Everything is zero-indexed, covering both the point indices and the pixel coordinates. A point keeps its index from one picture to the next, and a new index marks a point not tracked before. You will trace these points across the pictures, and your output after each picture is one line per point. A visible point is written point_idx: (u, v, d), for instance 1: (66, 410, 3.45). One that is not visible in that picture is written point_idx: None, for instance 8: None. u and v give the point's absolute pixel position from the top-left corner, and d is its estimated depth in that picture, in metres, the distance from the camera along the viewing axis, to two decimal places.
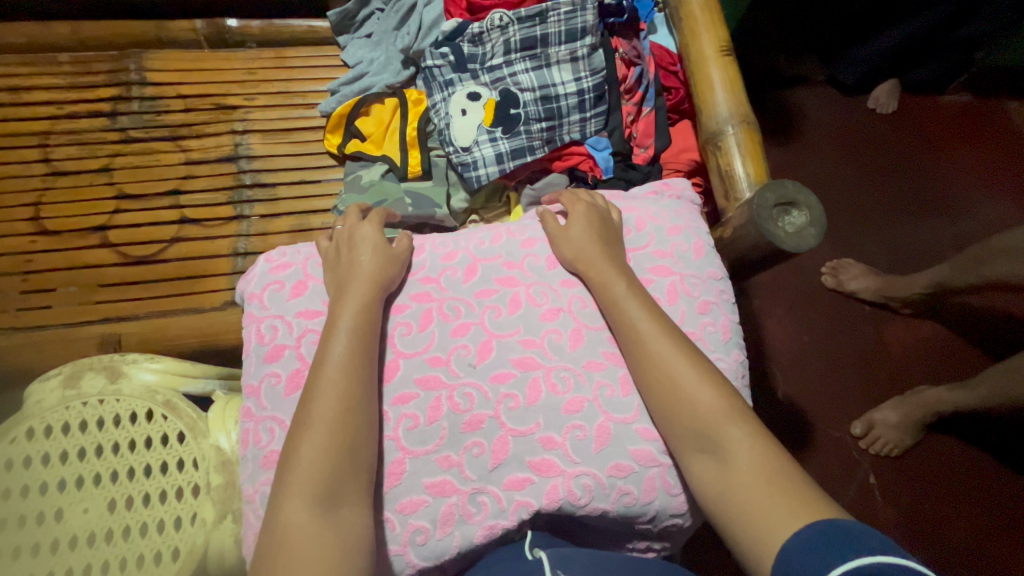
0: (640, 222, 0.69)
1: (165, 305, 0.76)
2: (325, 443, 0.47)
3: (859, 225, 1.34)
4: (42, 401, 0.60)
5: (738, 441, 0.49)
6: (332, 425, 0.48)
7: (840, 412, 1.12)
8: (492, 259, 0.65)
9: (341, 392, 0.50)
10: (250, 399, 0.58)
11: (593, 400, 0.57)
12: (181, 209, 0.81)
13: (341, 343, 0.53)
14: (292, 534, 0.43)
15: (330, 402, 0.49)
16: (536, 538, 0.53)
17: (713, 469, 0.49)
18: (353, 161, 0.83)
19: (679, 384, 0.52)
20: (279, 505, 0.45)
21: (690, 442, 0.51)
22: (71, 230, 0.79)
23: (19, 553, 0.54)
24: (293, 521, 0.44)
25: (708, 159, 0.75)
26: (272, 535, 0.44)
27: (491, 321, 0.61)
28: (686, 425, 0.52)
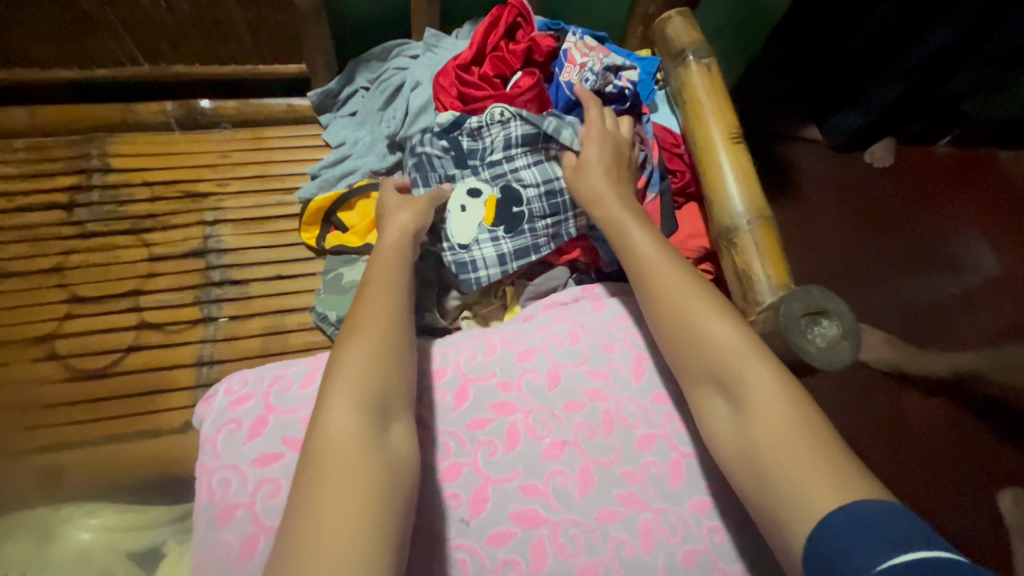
0: None
1: (115, 427, 0.67)
2: (367, 352, 0.45)
3: (869, 287, 1.28)
4: None
5: (761, 380, 0.44)
6: (376, 338, 0.46)
7: None
8: (486, 379, 0.57)
9: (382, 308, 0.49)
10: (196, 574, 0.48)
11: (609, 564, 0.48)
12: (140, 311, 0.73)
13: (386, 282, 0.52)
14: (337, 441, 0.40)
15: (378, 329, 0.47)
16: None
17: (726, 415, 0.46)
18: (334, 255, 0.76)
19: (687, 304, 0.50)
20: (323, 409, 0.42)
21: (698, 373, 0.48)
22: (14, 339, 0.70)
23: None
24: (337, 426, 0.40)
25: (723, 253, 0.69)
26: (313, 446, 0.40)
27: (485, 461, 0.52)
28: (698, 356, 0.48)
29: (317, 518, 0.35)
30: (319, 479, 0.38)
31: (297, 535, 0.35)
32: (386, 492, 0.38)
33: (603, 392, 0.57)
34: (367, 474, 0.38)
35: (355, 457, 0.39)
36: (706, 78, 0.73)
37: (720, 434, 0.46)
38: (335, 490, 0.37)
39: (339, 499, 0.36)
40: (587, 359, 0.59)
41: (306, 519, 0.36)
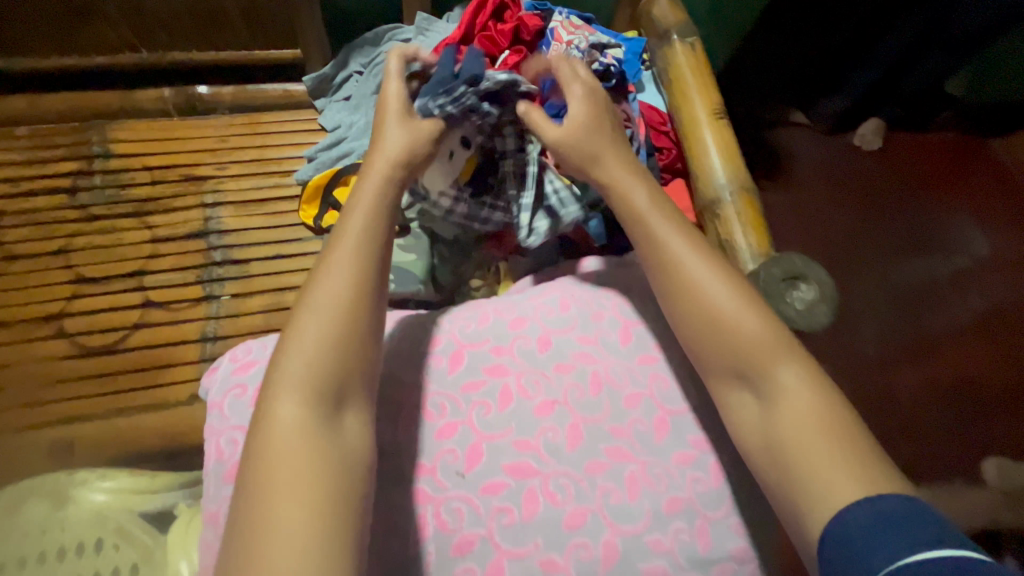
0: (637, 296, 0.63)
1: (124, 401, 0.70)
2: (323, 334, 0.42)
3: (855, 267, 1.32)
4: None
5: (787, 384, 0.45)
6: (335, 315, 0.43)
7: None
8: (480, 343, 0.58)
9: (347, 280, 0.44)
10: (208, 527, 0.51)
11: (597, 511, 0.49)
12: (145, 291, 0.75)
13: (347, 246, 0.46)
14: (284, 440, 0.39)
15: (334, 306, 0.43)
16: None
17: (752, 407, 0.47)
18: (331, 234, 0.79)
19: (714, 292, 0.49)
20: (274, 400, 0.40)
21: (722, 364, 0.48)
22: (24, 319, 0.72)
23: None
24: (288, 419, 0.39)
25: (707, 225, 0.71)
26: (260, 438, 0.39)
27: (479, 419, 0.53)
28: (719, 351, 0.48)
29: (262, 522, 0.35)
30: (266, 475, 0.37)
31: (242, 534, 0.35)
32: (337, 494, 0.37)
33: (592, 355, 0.58)
34: (318, 475, 0.37)
35: (304, 456, 0.38)
36: (691, 57, 0.75)
37: (742, 424, 0.47)
38: (283, 490, 0.36)
39: (285, 501, 0.36)
40: (576, 326, 0.60)
41: (247, 517, 0.36)
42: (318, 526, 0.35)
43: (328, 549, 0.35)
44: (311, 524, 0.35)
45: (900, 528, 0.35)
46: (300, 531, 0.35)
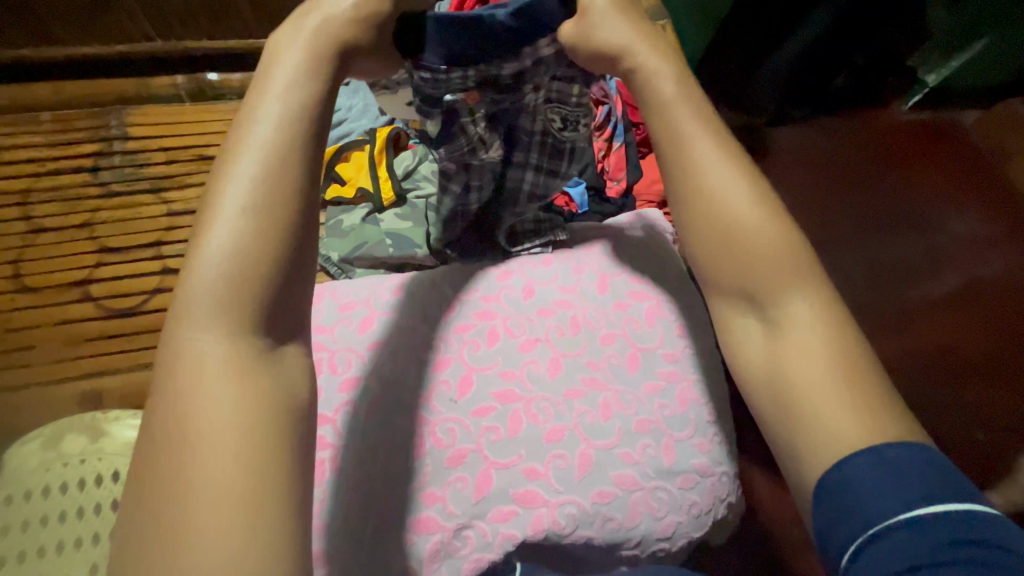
0: (613, 250, 0.70)
1: (148, 358, 0.76)
2: (238, 255, 0.37)
3: None
4: (22, 465, 0.59)
5: (799, 311, 0.46)
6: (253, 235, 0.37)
7: None
8: (470, 294, 0.65)
9: (260, 193, 0.38)
10: None
11: (574, 428, 0.55)
12: (163, 259, 0.82)
13: (253, 166, 0.39)
14: (201, 391, 0.34)
15: (245, 241, 0.37)
16: (525, 567, 0.50)
17: (760, 335, 0.47)
18: (334, 205, 0.85)
19: (731, 218, 0.49)
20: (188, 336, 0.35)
21: (728, 289, 0.50)
22: (51, 285, 0.79)
23: None
24: (204, 355, 0.35)
25: None
26: (167, 392, 0.34)
27: (469, 355, 0.59)
28: (728, 265, 0.49)
29: (184, 476, 0.31)
30: (181, 431, 0.33)
31: (156, 498, 0.31)
32: (272, 443, 0.34)
33: (571, 302, 0.64)
34: (247, 426, 0.33)
35: (227, 407, 0.33)
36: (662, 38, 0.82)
37: (748, 353, 0.48)
38: (204, 446, 0.32)
39: (206, 458, 0.32)
40: (557, 278, 0.66)
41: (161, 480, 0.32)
42: (250, 480, 0.32)
43: (266, 502, 0.32)
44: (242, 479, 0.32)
45: (915, 485, 0.37)
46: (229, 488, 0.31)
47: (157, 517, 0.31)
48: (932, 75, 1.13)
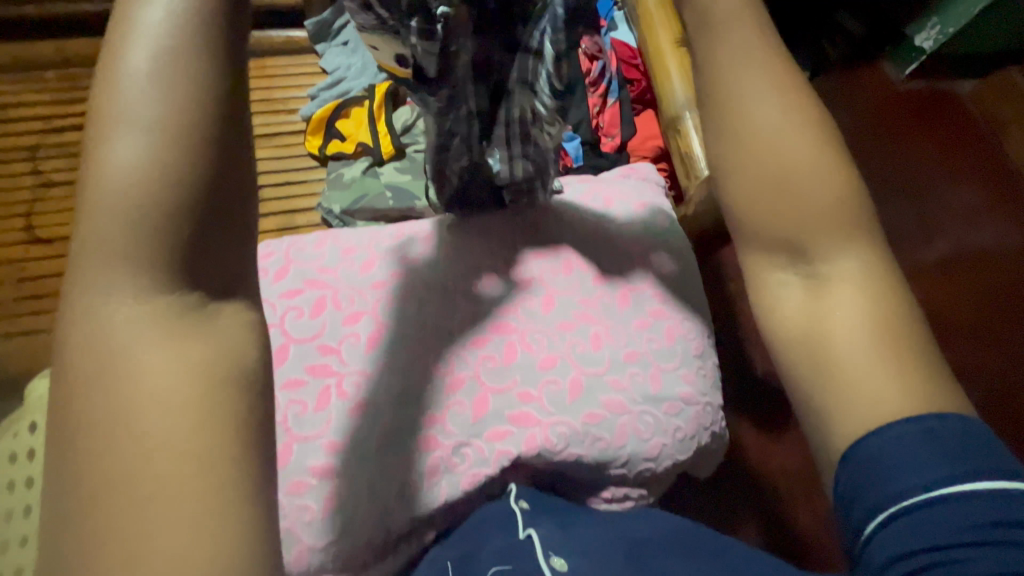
0: (607, 199, 0.73)
1: None
2: (153, 187, 0.27)
3: None
4: (44, 396, 0.62)
5: (848, 270, 0.36)
6: (166, 157, 0.27)
7: None
8: (468, 238, 0.67)
9: (166, 102, 0.27)
10: None
11: (566, 356, 0.59)
12: None
13: (143, 69, 0.27)
14: (121, 370, 0.25)
15: (156, 163, 0.27)
16: (521, 490, 0.54)
17: (799, 293, 0.38)
18: (336, 161, 0.87)
19: (779, 154, 0.37)
20: (106, 297, 0.26)
21: (767, 242, 0.39)
22: (63, 237, 0.81)
23: (23, 541, 0.55)
24: (125, 322, 0.26)
25: (671, 145, 0.81)
26: (78, 372, 0.26)
27: (467, 293, 0.62)
28: (770, 219, 0.38)
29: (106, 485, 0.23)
30: (96, 418, 0.24)
31: (78, 504, 0.23)
32: (223, 421, 0.25)
33: (566, 245, 0.67)
34: (189, 405, 0.25)
35: (156, 383, 0.25)
36: None
37: (788, 315, 0.38)
38: (130, 439, 0.24)
39: (138, 457, 0.24)
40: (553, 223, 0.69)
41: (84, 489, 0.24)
42: (198, 474, 0.24)
43: (221, 493, 0.24)
44: (189, 472, 0.24)
45: (953, 455, 0.30)
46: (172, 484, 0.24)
47: (77, 529, 0.23)
48: (930, 42, 1.26)
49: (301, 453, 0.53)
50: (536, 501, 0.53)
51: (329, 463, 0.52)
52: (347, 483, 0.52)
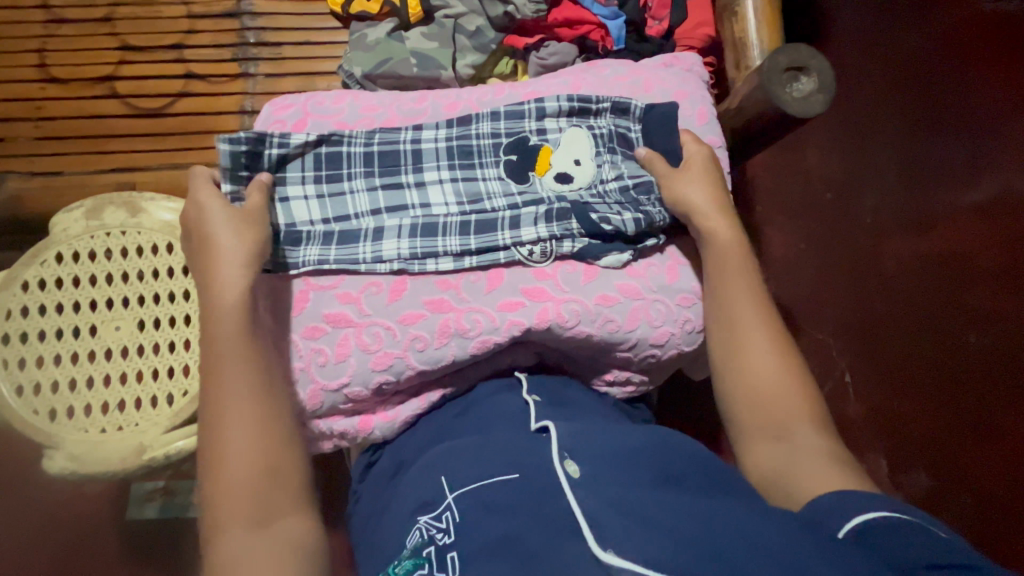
0: (646, 84, 0.67)
1: (178, 159, 0.79)
2: (250, 429, 0.48)
3: (900, 134, 1.14)
4: (68, 230, 0.63)
5: (809, 441, 0.50)
6: (251, 415, 0.48)
7: (828, 318, 1.07)
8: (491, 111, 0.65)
9: (252, 391, 0.49)
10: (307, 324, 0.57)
11: (569, 266, 0.58)
12: (185, 63, 0.80)
13: (243, 379, 0.49)
14: (222, 486, 0.46)
15: (247, 412, 0.48)
16: (527, 382, 0.58)
17: (777, 452, 0.51)
18: (357, 21, 0.80)
19: (761, 373, 0.53)
20: (221, 497, 0.46)
21: (761, 427, 0.52)
22: (78, 79, 0.79)
23: (49, 360, 0.59)
24: (240, 537, 0.44)
25: (724, 30, 0.74)
26: (222, 552, 0.44)
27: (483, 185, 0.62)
28: (754, 414, 0.53)
29: None
30: None
31: None
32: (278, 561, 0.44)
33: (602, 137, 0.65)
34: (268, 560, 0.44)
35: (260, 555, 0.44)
36: None
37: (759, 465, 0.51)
38: None
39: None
40: None
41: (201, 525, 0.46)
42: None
43: None
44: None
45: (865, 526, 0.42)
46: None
47: None
48: None
49: (317, 300, 0.56)
50: (547, 396, 0.56)
51: (345, 314, 0.55)
52: (359, 333, 0.55)
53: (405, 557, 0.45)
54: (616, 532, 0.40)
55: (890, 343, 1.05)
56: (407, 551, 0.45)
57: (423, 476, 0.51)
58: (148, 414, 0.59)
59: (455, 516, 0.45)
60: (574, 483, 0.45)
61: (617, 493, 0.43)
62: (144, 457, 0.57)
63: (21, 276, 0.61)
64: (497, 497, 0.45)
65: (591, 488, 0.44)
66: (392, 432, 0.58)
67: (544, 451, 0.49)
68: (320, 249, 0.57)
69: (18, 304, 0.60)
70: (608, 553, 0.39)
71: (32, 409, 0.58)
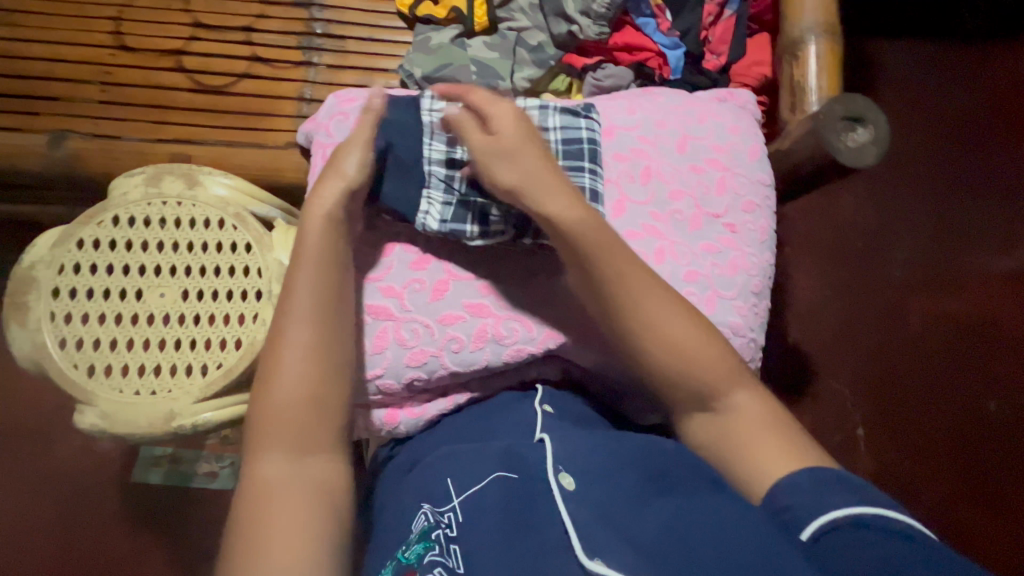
0: (701, 115, 0.68)
1: (232, 137, 0.81)
2: (306, 362, 0.49)
3: (936, 194, 1.14)
4: (127, 194, 0.65)
5: (746, 403, 0.49)
6: (310, 348, 0.50)
7: (848, 368, 1.06)
8: (630, 128, 0.66)
9: (315, 326, 0.50)
10: (387, 298, 0.57)
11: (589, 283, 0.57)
12: (252, 46, 0.82)
13: (310, 312, 0.51)
14: (270, 412, 0.48)
15: (308, 345, 0.50)
16: (546, 394, 0.58)
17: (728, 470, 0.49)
18: (423, 24, 0.82)
19: (675, 335, 0.50)
20: (267, 421, 0.48)
21: (689, 398, 0.50)
22: (149, 49, 0.81)
23: (92, 319, 0.61)
24: (275, 462, 0.47)
25: (783, 71, 0.74)
26: (257, 474, 0.47)
27: (625, 185, 0.62)
28: (685, 392, 0.50)
29: (264, 545, 0.43)
30: (253, 529, 0.44)
31: (235, 539, 0.44)
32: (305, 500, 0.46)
33: (721, 163, 0.65)
34: (298, 493, 0.46)
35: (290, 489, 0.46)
36: None
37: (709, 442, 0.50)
38: (265, 529, 0.44)
39: (277, 512, 0.45)
40: (639, 127, 0.66)
41: (244, 436, 0.49)
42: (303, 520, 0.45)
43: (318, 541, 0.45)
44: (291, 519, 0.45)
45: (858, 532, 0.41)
46: (296, 529, 0.44)
47: (241, 547, 0.44)
48: None
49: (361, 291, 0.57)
50: (558, 406, 0.56)
51: (386, 306, 0.56)
52: (398, 327, 0.56)
53: (415, 542, 0.46)
54: (602, 544, 0.42)
55: (906, 400, 1.04)
56: (414, 534, 0.47)
57: (427, 473, 0.51)
58: (181, 382, 0.60)
59: (458, 515, 0.47)
60: (568, 495, 0.45)
61: (607, 513, 0.44)
62: (172, 424, 0.59)
63: (76, 234, 0.63)
64: (490, 496, 0.47)
65: (588, 507, 0.44)
66: (416, 428, 0.59)
67: (536, 461, 0.49)
68: (444, 204, 0.56)
69: (70, 260, 0.62)
70: (593, 563, 0.41)
71: (72, 363, 0.59)
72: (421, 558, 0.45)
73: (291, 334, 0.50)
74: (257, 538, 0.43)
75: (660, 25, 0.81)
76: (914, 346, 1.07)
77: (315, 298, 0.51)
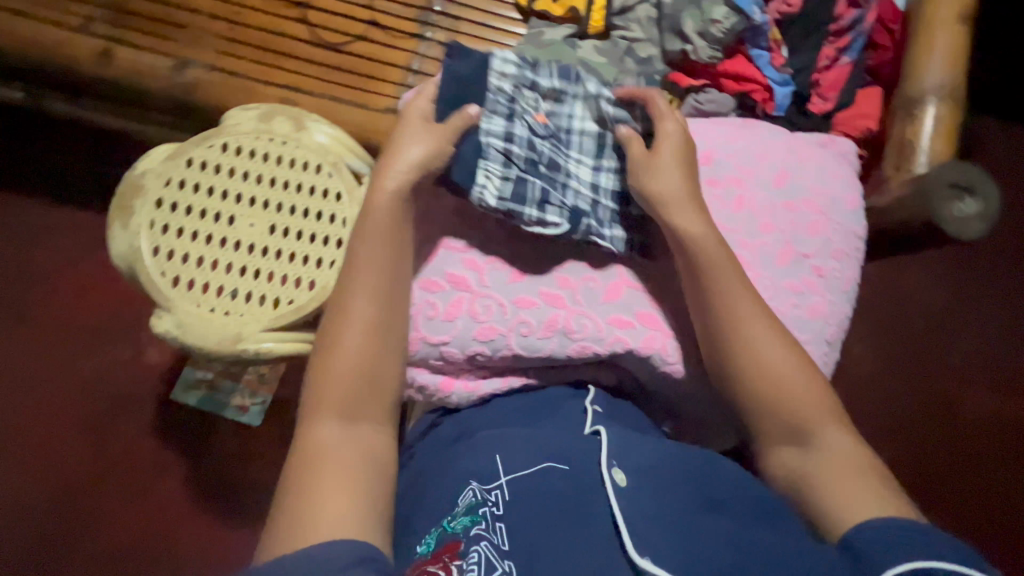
0: (804, 154, 0.67)
1: (338, 93, 0.84)
2: (363, 334, 0.52)
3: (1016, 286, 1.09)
4: (239, 125, 0.68)
5: (836, 440, 0.49)
6: (366, 322, 0.52)
7: (888, 444, 1.01)
8: (728, 155, 0.65)
9: (373, 301, 0.53)
10: (468, 271, 0.58)
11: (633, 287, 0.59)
12: (373, 11, 0.86)
13: (371, 287, 0.53)
14: (325, 382, 0.50)
15: (364, 316, 0.52)
16: (597, 395, 0.57)
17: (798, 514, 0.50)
18: (538, 19, 0.84)
19: (771, 368, 0.51)
20: (323, 389, 0.50)
21: (779, 429, 0.51)
22: None
23: (187, 234, 0.64)
24: (328, 430, 0.49)
25: (894, 127, 0.72)
26: (311, 440, 0.48)
27: (718, 212, 0.62)
28: (769, 422, 0.52)
29: (317, 506, 0.44)
30: (305, 492, 0.45)
31: (285, 502, 0.45)
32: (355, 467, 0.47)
33: (818, 205, 0.64)
34: (349, 459, 0.47)
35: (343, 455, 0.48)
36: None
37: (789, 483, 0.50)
38: (318, 492, 0.45)
39: (328, 477, 0.46)
40: (740, 156, 0.65)
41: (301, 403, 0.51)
42: (354, 484, 0.46)
43: (367, 504, 0.46)
44: (343, 483, 0.46)
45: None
46: (348, 492, 0.46)
47: (293, 510, 0.44)
48: None
49: (443, 259, 0.59)
50: (610, 409, 0.56)
51: (466, 278, 0.58)
52: (474, 300, 0.57)
53: (461, 514, 0.47)
54: (654, 548, 0.43)
55: (941, 489, 1.00)
56: (462, 507, 0.48)
57: (481, 445, 0.52)
58: (254, 309, 0.63)
59: (505, 494, 0.47)
60: (619, 491, 0.46)
61: (666, 517, 0.44)
62: (238, 346, 0.62)
63: (187, 153, 0.66)
64: (540, 484, 0.47)
65: (646, 509, 0.44)
66: (467, 402, 0.59)
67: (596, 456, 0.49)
68: (502, 180, 0.57)
69: (178, 176, 0.65)
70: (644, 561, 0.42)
71: (161, 271, 0.63)
72: (467, 529, 0.46)
73: (348, 305, 0.52)
74: (310, 501, 0.44)
75: (773, 59, 0.80)
76: (960, 437, 1.03)
77: (378, 273, 0.53)
